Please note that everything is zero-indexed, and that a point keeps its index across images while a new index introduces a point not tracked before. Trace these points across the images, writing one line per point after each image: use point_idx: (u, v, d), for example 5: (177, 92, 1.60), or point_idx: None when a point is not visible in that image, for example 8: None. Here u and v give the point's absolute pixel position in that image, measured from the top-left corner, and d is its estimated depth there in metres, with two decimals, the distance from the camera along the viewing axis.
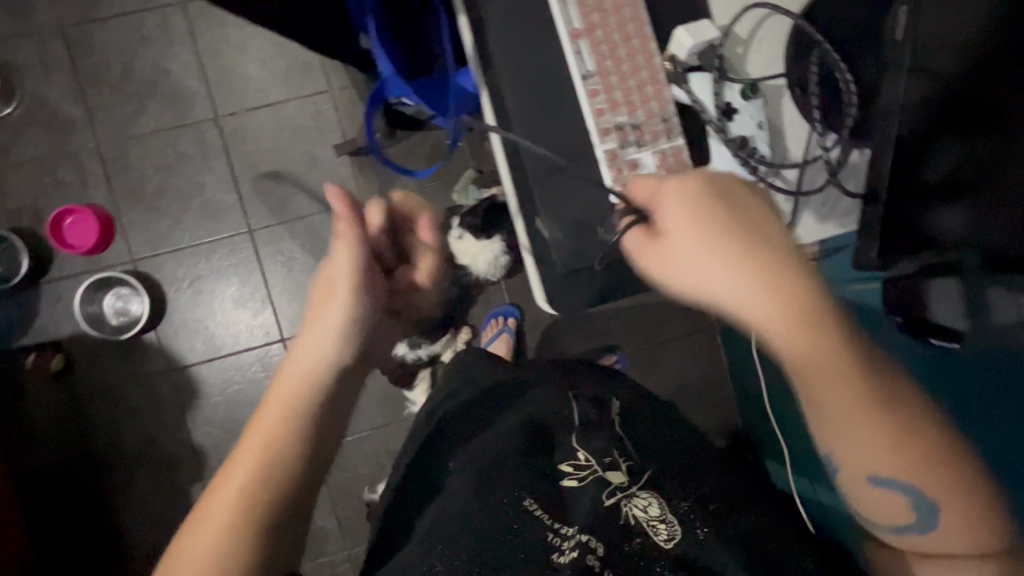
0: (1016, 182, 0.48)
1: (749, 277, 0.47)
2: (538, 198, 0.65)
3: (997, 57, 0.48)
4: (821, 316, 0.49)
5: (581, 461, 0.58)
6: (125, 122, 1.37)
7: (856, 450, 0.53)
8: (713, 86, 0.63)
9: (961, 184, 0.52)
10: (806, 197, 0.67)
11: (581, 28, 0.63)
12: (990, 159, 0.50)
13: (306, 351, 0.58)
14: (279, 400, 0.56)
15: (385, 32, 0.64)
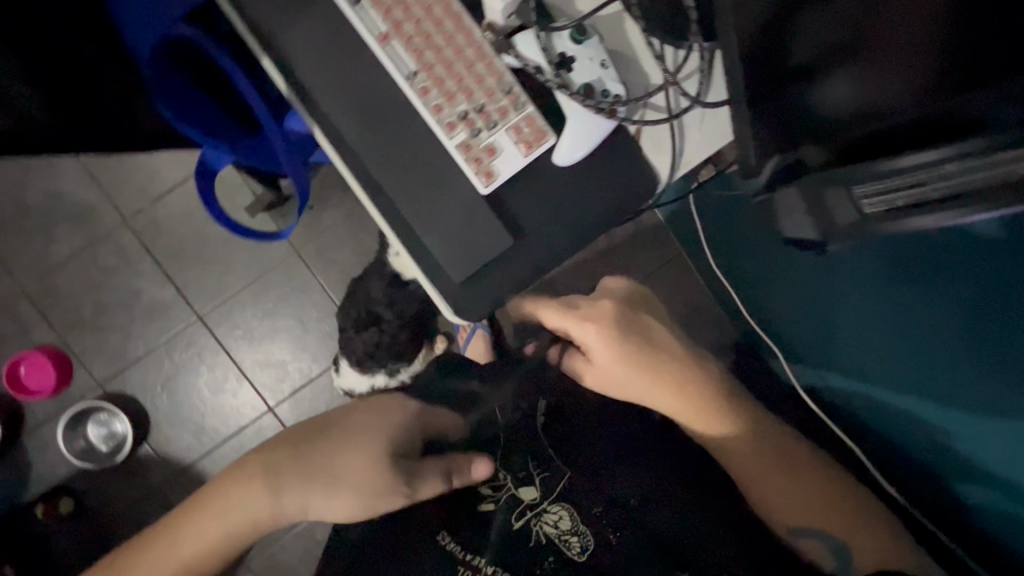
0: (899, 33, 0.43)
1: (642, 369, 0.71)
2: (411, 215, 0.61)
3: None
4: (716, 406, 0.71)
5: (499, 482, 0.69)
6: (40, 256, 1.34)
7: (774, 506, 0.67)
8: (539, 41, 0.58)
9: (834, 55, 0.48)
10: (681, 118, 0.62)
11: (387, 28, 0.58)
12: (865, 19, 0.45)
13: (289, 492, 0.65)
14: (258, 501, 0.65)
15: (184, 104, 0.67)
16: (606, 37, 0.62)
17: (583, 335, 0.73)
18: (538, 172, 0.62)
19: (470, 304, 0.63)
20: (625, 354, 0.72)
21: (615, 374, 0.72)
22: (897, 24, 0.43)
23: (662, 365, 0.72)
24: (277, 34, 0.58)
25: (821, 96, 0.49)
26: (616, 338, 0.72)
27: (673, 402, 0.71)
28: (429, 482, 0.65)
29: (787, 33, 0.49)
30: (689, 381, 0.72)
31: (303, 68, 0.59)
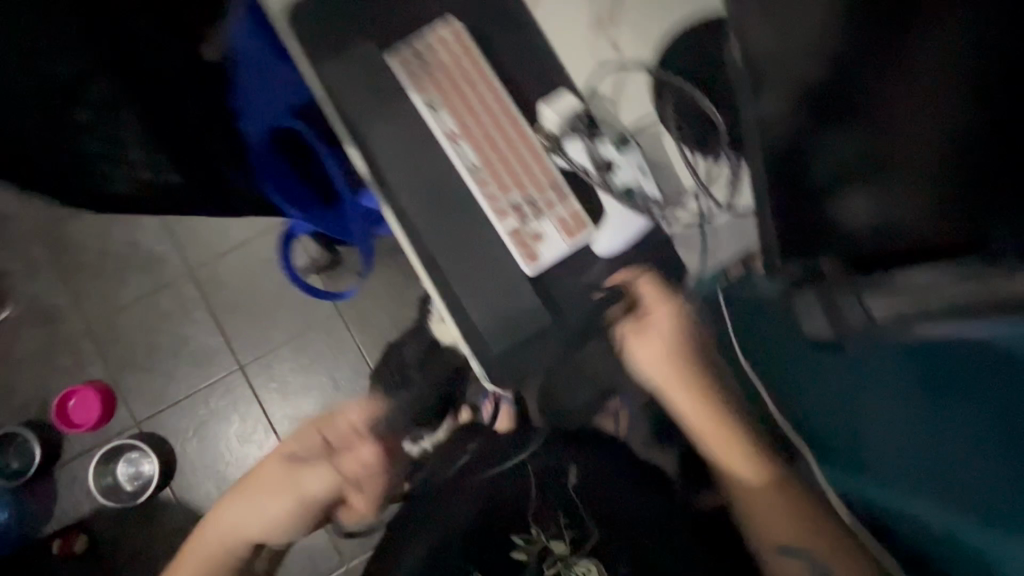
0: (906, 165, 0.47)
1: (673, 359, 0.78)
2: (460, 289, 0.67)
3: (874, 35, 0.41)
4: (724, 415, 0.78)
5: (532, 535, 0.77)
6: (108, 298, 1.45)
7: (770, 535, 0.73)
8: (586, 148, 0.67)
9: (846, 174, 0.50)
10: (711, 220, 0.69)
11: (456, 129, 0.69)
12: (873, 150, 0.48)
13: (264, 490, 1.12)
14: (222, 524, 1.11)
15: (283, 181, 0.78)
16: (646, 147, 0.70)
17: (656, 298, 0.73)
18: (577, 261, 0.69)
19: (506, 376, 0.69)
20: (672, 339, 0.77)
21: (659, 368, 0.78)
22: (910, 155, 0.46)
23: (694, 363, 0.78)
24: (365, 131, 0.69)
25: (836, 205, 0.53)
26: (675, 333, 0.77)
27: (692, 405, 0.78)
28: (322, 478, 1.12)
29: (801, 165, 0.51)
30: (704, 386, 0.78)
31: (382, 157, 0.69)
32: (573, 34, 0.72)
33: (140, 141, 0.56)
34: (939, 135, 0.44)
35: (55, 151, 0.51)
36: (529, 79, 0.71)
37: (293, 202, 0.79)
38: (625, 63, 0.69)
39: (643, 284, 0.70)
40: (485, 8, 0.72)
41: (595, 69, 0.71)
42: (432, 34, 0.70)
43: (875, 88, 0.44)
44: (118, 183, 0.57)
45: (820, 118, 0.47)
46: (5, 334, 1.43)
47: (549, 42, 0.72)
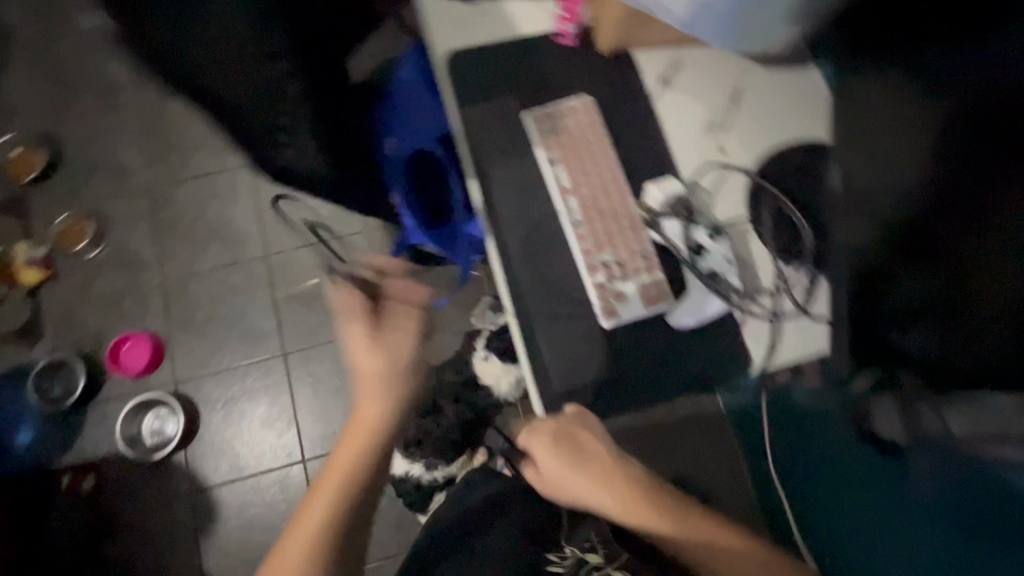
0: (982, 312, 0.51)
1: (565, 464, 0.76)
2: (538, 324, 0.73)
3: (971, 181, 0.50)
4: (638, 493, 0.76)
5: (564, 553, 0.79)
6: (188, 261, 1.56)
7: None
8: (681, 229, 0.74)
9: (923, 308, 0.55)
10: (783, 322, 0.73)
11: (569, 186, 0.77)
12: (953, 292, 0.53)
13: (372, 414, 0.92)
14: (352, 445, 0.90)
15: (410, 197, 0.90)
16: (735, 240, 0.76)
17: (535, 448, 0.77)
18: (651, 327, 0.73)
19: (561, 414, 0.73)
20: (561, 452, 0.76)
21: (564, 480, 0.76)
22: (986, 302, 0.50)
23: (582, 459, 0.77)
24: (489, 171, 0.78)
25: (907, 335, 0.57)
26: (557, 443, 0.76)
27: (609, 499, 0.75)
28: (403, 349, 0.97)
29: (875, 289, 0.58)
30: (607, 478, 0.77)
31: (497, 195, 0.77)
32: (687, 131, 0.81)
33: (294, 82, 0.59)
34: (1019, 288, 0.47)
35: (227, 82, 0.54)
36: (641, 158, 0.80)
37: (414, 213, 0.89)
38: (729, 164, 0.77)
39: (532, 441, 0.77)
40: (617, 92, 0.82)
41: (700, 166, 0.79)
42: (567, 104, 0.80)
43: (950, 234, 0.52)
44: (269, 119, 0.60)
45: (908, 248, 0.55)
46: (89, 270, 1.54)
47: (664, 132, 0.81)
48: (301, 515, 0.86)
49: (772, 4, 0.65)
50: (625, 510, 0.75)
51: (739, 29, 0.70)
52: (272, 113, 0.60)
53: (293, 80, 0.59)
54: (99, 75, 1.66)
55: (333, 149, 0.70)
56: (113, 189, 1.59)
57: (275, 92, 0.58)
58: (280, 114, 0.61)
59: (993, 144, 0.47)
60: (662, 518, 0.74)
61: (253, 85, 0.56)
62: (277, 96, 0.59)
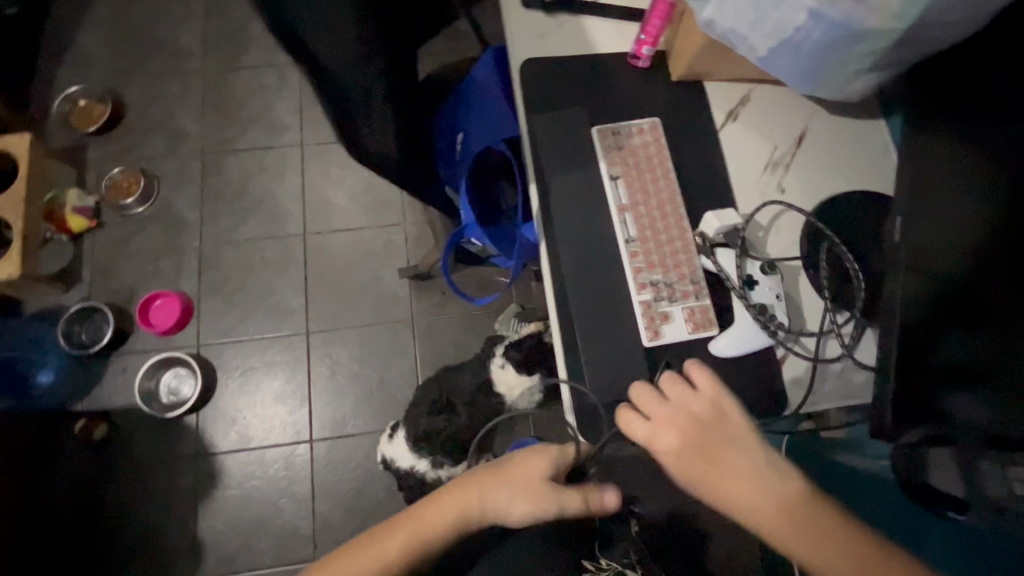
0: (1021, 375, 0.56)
1: (690, 452, 0.65)
2: (579, 334, 0.74)
3: (999, 258, 0.58)
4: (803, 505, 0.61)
5: (601, 564, 0.78)
6: (228, 229, 1.59)
7: None
8: (735, 259, 0.75)
9: (966, 372, 0.60)
10: (824, 365, 0.73)
11: (626, 204, 0.78)
12: (991, 357, 0.58)
13: (493, 501, 0.74)
14: (444, 511, 0.73)
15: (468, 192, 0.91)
16: (786, 279, 0.76)
17: (659, 436, 0.66)
18: (692, 353, 0.73)
19: (672, 386, 0.68)
20: (690, 435, 0.65)
21: (693, 477, 0.64)
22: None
23: (716, 442, 0.65)
24: (551, 178, 0.80)
25: (956, 398, 0.61)
26: (688, 426, 0.66)
27: (756, 504, 0.62)
28: (570, 494, 0.72)
29: (925, 340, 0.63)
30: (750, 471, 0.63)
31: (556, 202, 0.79)
32: (749, 166, 0.81)
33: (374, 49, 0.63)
34: None
35: (318, 41, 0.58)
36: (700, 186, 0.81)
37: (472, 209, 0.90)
38: (789, 203, 0.77)
39: (635, 420, 0.67)
40: (684, 119, 0.83)
41: (758, 201, 0.80)
42: (634, 125, 0.82)
43: (1008, 295, 0.57)
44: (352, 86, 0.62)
45: (949, 315, 0.62)
46: (132, 225, 1.58)
47: (726, 163, 0.82)
48: (375, 535, 0.74)
49: (850, 57, 0.66)
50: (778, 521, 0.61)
51: (815, 74, 0.71)
52: (356, 89, 0.63)
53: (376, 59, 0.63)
54: (172, 41, 1.72)
55: (403, 135, 0.72)
56: (167, 150, 1.64)
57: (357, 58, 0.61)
58: (372, 99, 0.65)
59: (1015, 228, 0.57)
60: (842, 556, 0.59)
61: (339, 50, 0.60)
62: (359, 61, 0.61)
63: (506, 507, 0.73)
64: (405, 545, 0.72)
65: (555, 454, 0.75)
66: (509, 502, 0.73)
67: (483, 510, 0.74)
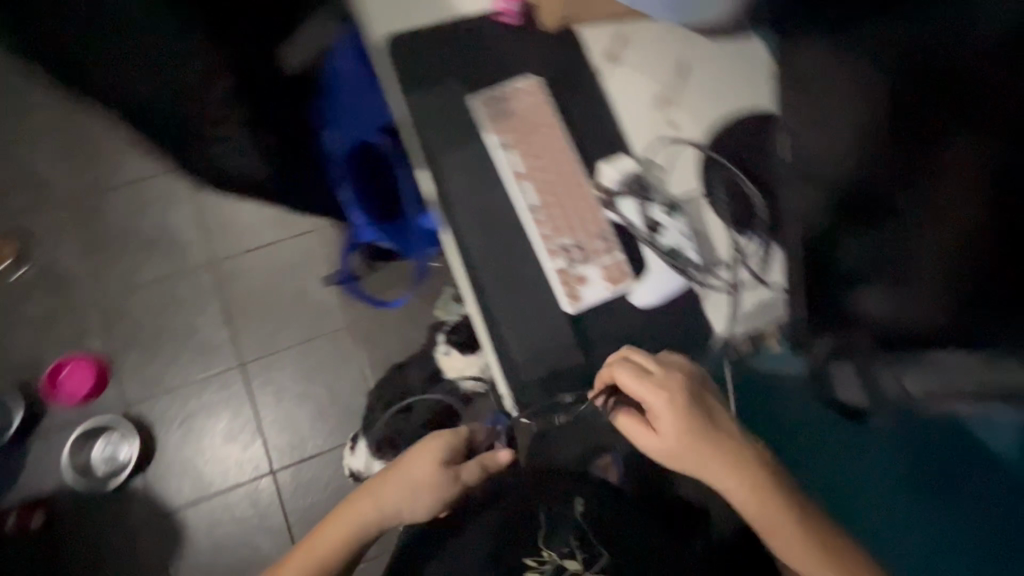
0: (925, 271, 0.51)
1: (682, 424, 0.65)
2: (500, 316, 0.72)
3: (903, 143, 0.49)
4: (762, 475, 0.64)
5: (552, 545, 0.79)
6: (126, 275, 1.46)
7: None
8: (637, 207, 0.74)
9: (866, 273, 0.56)
10: (741, 292, 0.74)
11: (522, 171, 0.75)
12: (895, 255, 0.53)
13: (388, 503, 0.76)
14: (344, 522, 0.76)
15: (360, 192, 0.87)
16: (691, 215, 0.76)
17: (656, 402, 0.65)
18: (614, 308, 0.73)
19: (658, 362, 0.67)
20: (682, 406, 0.66)
21: (674, 449, 0.65)
22: (932, 260, 0.50)
23: (701, 420, 0.66)
24: (440, 160, 0.75)
25: (858, 299, 0.57)
26: (682, 401, 0.66)
27: (731, 477, 0.63)
28: (468, 467, 0.77)
29: (830, 249, 0.58)
30: (729, 447, 0.65)
31: (450, 183, 0.75)
32: (636, 107, 0.80)
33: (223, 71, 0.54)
34: (960, 248, 0.48)
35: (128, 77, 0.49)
36: (593, 137, 0.78)
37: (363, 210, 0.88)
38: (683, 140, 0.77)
39: (621, 377, 0.66)
40: (563, 70, 0.80)
41: (652, 143, 0.79)
42: (513, 87, 0.78)
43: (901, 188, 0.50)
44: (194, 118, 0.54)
45: (846, 214, 0.55)
46: (15, 294, 1.43)
47: (614, 109, 0.80)
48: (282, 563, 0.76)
49: None
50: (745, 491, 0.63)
51: (679, 2, 0.69)
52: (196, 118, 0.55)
53: (224, 77, 0.54)
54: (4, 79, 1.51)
55: (271, 146, 0.65)
56: (32, 203, 1.47)
57: (189, 87, 0.52)
58: (218, 120, 0.56)
59: (930, 100, 0.46)
60: (788, 524, 0.61)
61: (168, 82, 0.51)
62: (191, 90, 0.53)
63: (402, 503, 0.75)
64: (307, 564, 0.74)
65: (443, 437, 0.80)
66: (404, 497, 0.75)
67: (381, 512, 0.76)
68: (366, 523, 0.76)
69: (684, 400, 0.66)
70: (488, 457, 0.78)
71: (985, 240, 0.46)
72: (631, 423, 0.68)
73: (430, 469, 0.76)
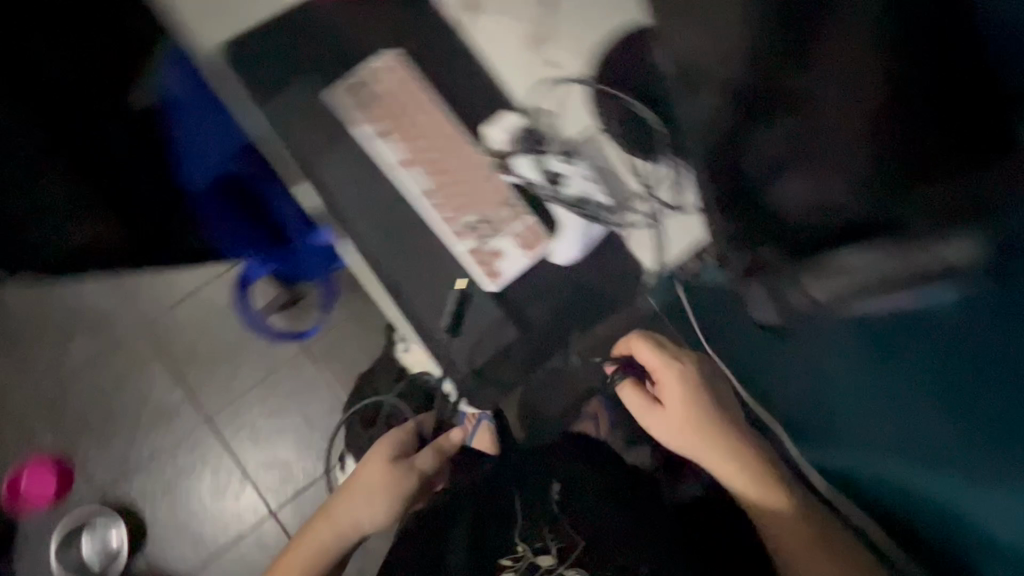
0: (841, 141, 0.35)
1: (687, 398, 0.69)
2: (425, 313, 0.68)
3: None
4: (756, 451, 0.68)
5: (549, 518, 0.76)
6: (54, 364, 1.37)
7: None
8: (533, 162, 0.69)
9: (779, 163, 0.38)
10: (664, 223, 0.70)
11: (405, 156, 0.69)
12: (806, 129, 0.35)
13: (347, 513, 0.77)
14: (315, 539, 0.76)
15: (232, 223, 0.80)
16: (592, 156, 0.72)
17: (663, 376, 0.70)
18: (538, 273, 0.70)
19: (667, 344, 0.72)
20: (688, 382, 0.70)
21: (673, 423, 0.69)
22: (843, 128, 0.35)
23: (709, 397, 0.70)
24: (316, 167, 0.69)
25: (775, 194, 0.39)
26: (692, 379, 0.70)
27: (726, 451, 0.67)
28: (423, 454, 0.80)
29: (733, 136, 0.37)
30: (728, 425, 0.68)
31: (334, 189, 0.69)
32: (509, 54, 0.73)
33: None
34: (873, 100, 0.34)
35: None
36: (470, 100, 0.73)
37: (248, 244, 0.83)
38: (565, 78, 0.71)
39: (636, 346, 0.72)
40: (421, 35, 0.74)
41: (536, 90, 0.73)
42: (372, 67, 0.71)
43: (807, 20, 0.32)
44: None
45: (752, 71, 0.33)
46: None
47: (486, 63, 0.74)
48: None
49: None
50: (735, 463, 0.67)
51: None
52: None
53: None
54: None
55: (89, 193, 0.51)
56: None
57: None
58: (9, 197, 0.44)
59: None
60: (772, 491, 0.65)
61: None
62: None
63: (366, 505, 0.77)
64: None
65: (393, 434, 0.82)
66: (366, 499, 0.77)
67: (348, 519, 0.77)
68: (336, 534, 0.76)
69: (692, 377, 0.70)
70: (441, 440, 0.82)
71: (914, 117, 0.35)
72: (634, 396, 0.73)
73: (384, 465, 0.78)
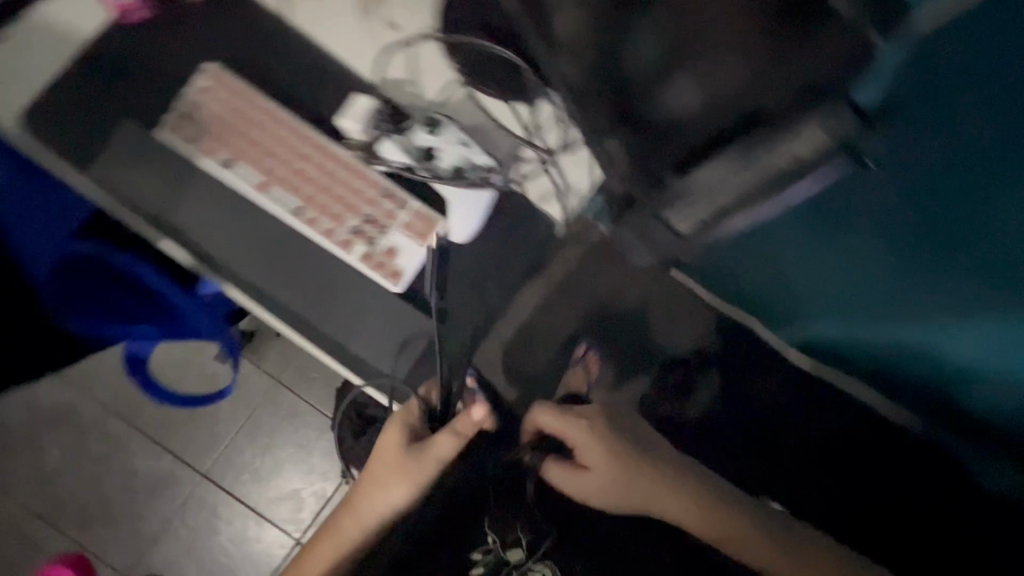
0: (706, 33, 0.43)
1: (610, 452, 0.65)
2: (338, 334, 0.64)
3: None
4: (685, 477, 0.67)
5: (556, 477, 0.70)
6: (24, 474, 1.28)
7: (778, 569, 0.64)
8: (398, 144, 0.63)
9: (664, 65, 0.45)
10: (554, 163, 0.67)
11: (262, 178, 0.63)
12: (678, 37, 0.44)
13: (370, 509, 0.65)
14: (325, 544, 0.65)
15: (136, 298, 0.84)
16: (460, 116, 0.66)
17: (577, 442, 0.64)
18: (442, 257, 0.66)
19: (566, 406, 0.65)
20: (603, 438, 0.65)
21: (608, 482, 0.64)
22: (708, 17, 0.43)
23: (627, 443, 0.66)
24: (171, 217, 0.63)
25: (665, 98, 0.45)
26: (605, 435, 0.65)
27: (665, 486, 0.66)
28: (439, 438, 0.64)
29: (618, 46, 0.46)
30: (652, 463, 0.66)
31: (199, 236, 0.63)
32: (339, 32, 0.66)
33: None
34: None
35: None
36: (314, 95, 0.66)
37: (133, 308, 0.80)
38: (405, 41, 0.64)
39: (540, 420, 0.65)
40: (238, 39, 0.66)
41: (381, 60, 0.66)
42: (195, 90, 0.64)
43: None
44: None
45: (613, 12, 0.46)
46: None
47: (319, 48, 0.66)
48: None
49: None
50: (677, 497, 0.65)
51: None
52: None
53: None
54: None
55: None
56: None
57: None
58: None
59: None
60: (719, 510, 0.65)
61: None
62: None
63: (379, 500, 0.64)
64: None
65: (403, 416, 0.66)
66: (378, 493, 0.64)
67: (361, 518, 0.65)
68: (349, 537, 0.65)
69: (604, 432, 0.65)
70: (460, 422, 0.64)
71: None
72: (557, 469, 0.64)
73: (395, 455, 0.64)
